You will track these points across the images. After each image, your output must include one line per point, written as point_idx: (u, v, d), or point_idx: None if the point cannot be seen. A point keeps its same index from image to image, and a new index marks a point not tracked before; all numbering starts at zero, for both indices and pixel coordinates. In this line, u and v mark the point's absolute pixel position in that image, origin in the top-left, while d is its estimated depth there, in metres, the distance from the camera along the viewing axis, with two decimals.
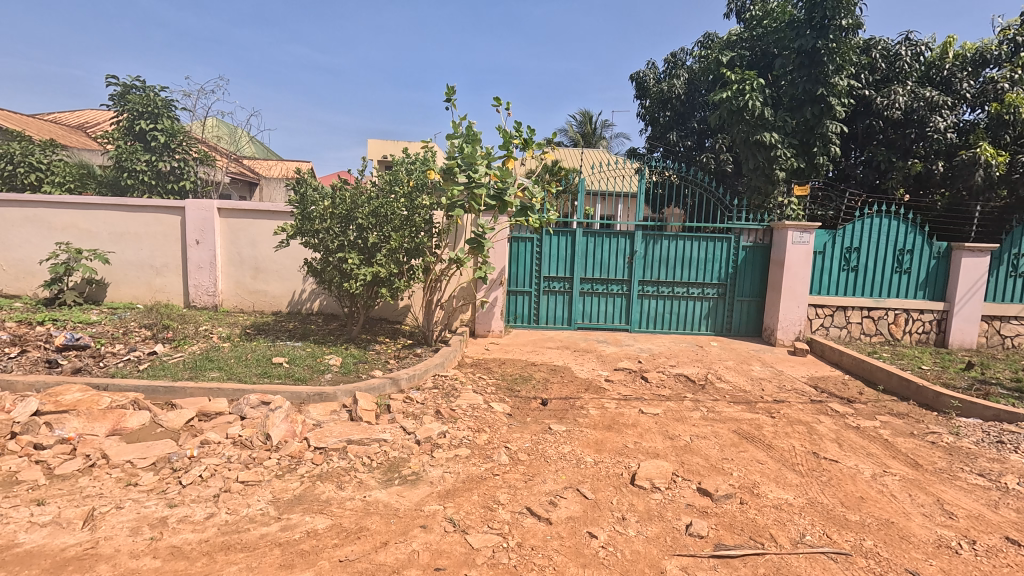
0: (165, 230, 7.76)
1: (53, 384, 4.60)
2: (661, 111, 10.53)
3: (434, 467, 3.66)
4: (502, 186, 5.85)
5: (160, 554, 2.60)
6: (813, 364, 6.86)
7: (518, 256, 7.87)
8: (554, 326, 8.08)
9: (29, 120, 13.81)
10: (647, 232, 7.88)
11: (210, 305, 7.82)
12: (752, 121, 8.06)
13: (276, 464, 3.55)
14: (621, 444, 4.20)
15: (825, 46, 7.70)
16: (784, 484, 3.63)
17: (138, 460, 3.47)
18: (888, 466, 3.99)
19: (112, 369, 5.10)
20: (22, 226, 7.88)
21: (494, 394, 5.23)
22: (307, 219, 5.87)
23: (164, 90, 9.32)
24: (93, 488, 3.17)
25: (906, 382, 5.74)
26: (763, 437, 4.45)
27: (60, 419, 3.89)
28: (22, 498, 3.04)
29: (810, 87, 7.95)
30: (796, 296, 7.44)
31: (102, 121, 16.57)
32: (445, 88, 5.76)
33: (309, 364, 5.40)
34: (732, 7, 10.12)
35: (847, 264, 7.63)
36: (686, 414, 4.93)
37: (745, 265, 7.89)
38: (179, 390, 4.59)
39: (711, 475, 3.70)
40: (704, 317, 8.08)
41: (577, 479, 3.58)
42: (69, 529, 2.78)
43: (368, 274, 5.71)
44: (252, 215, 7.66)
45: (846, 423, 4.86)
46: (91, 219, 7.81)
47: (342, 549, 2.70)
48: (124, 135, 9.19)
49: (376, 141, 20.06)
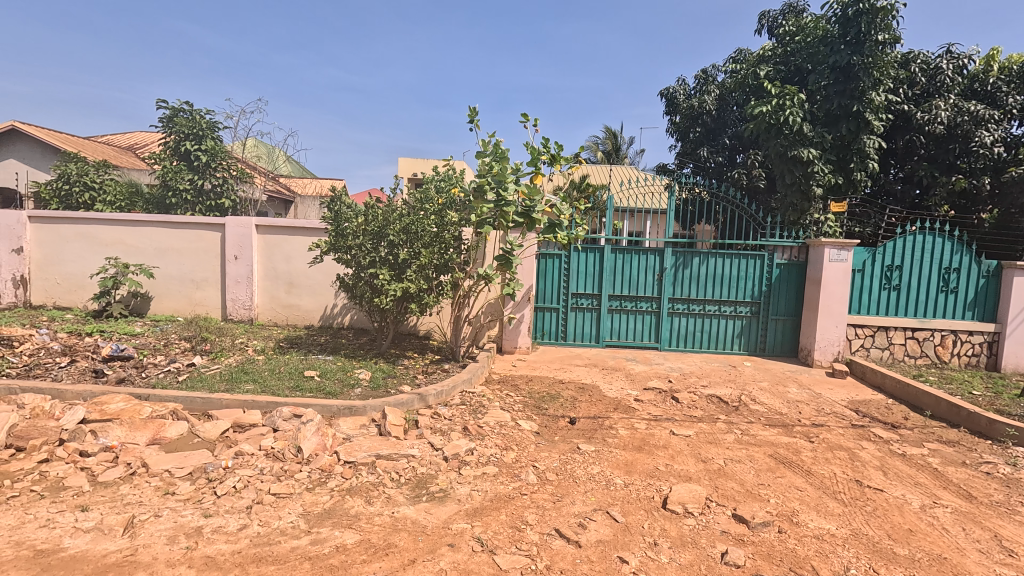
0: (206, 246, 8.07)
1: (99, 394, 4.79)
2: (691, 128, 10.48)
3: (462, 485, 3.65)
4: (530, 203, 5.84)
5: (195, 564, 2.65)
6: (852, 387, 6.57)
7: (545, 273, 7.86)
8: (582, 343, 8.00)
9: (83, 142, 14.65)
10: (678, 248, 7.78)
11: (246, 319, 8.05)
12: (791, 136, 7.82)
13: (307, 477, 3.59)
14: (652, 466, 4.10)
15: (860, 63, 7.56)
16: (826, 514, 3.46)
17: (176, 469, 3.57)
18: (938, 497, 3.77)
19: (154, 379, 5.31)
20: (73, 242, 8.32)
21: (522, 411, 5.20)
22: (341, 236, 6.04)
23: (210, 113, 9.85)
24: (133, 496, 3.27)
25: (956, 408, 5.42)
26: (802, 463, 4.27)
27: (104, 427, 4.02)
28: (68, 503, 3.16)
29: (846, 102, 7.78)
30: (833, 314, 7.20)
31: (151, 142, 17.51)
32: (469, 109, 5.87)
33: (340, 378, 5.49)
34: (763, 24, 10.10)
35: (888, 283, 7.34)
36: (719, 437, 4.78)
37: (779, 283, 7.70)
38: (216, 401, 4.71)
39: (747, 502, 3.56)
40: (737, 336, 7.88)
41: (607, 501, 3.51)
42: (110, 535, 2.86)
43: (399, 290, 5.81)
44: (287, 232, 7.90)
45: (891, 450, 4.63)
46: (136, 235, 8.20)
47: (371, 566, 2.70)
48: (171, 155, 9.74)
49: (407, 159, 20.74)
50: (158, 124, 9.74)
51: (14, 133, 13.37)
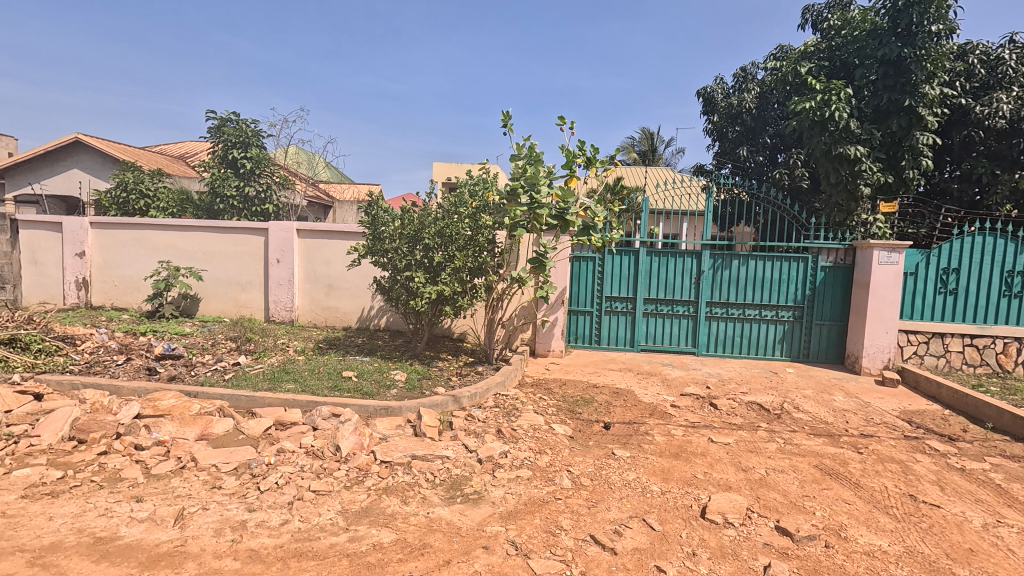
0: (251, 250, 8.39)
1: (152, 391, 5.04)
2: (730, 127, 10.22)
3: (496, 487, 3.65)
4: (564, 206, 5.84)
5: (240, 557, 2.74)
6: (904, 397, 6.23)
7: (579, 276, 7.81)
8: (616, 347, 7.90)
9: (139, 152, 15.50)
10: (716, 251, 7.58)
11: (287, 320, 8.31)
12: (837, 133, 7.48)
13: (345, 476, 3.67)
14: (689, 473, 4.00)
15: (912, 55, 7.22)
16: (877, 529, 3.29)
17: (222, 464, 3.71)
18: (1002, 515, 3.53)
19: (202, 378, 5.56)
20: (130, 246, 8.80)
21: (556, 415, 5.17)
22: (378, 239, 6.17)
23: (255, 122, 10.26)
24: (183, 489, 3.42)
25: (1021, 421, 5.06)
26: (850, 475, 4.08)
27: (157, 422, 4.23)
28: (124, 493, 3.34)
29: (896, 97, 7.44)
30: (883, 320, 6.85)
31: (200, 151, 18.38)
32: (503, 113, 5.90)
33: (377, 378, 5.59)
34: (807, 18, 9.77)
35: (944, 287, 6.95)
36: (761, 445, 4.62)
37: (824, 287, 7.40)
38: (259, 399, 4.88)
39: (791, 514, 3.43)
40: (779, 342, 7.62)
41: (643, 508, 3.44)
42: (162, 526, 3.00)
43: (433, 293, 5.88)
44: (327, 236, 8.13)
45: (949, 464, 4.37)
46: (187, 239, 8.60)
47: (406, 565, 2.73)
48: (219, 163, 10.18)
49: (441, 164, 21.05)
50: (208, 134, 10.21)
51: (78, 144, 14.27)
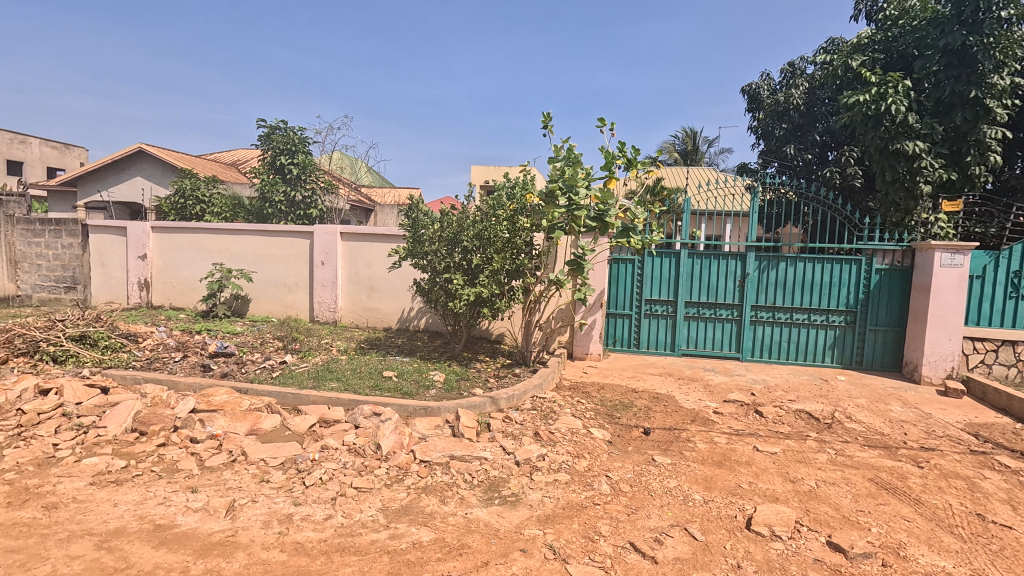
0: (297, 252, 8.71)
1: (206, 386, 5.30)
2: (776, 125, 9.85)
3: (533, 490, 3.64)
4: (604, 207, 5.81)
5: (286, 549, 2.84)
6: (970, 408, 5.83)
7: (618, 278, 7.71)
8: (656, 351, 7.74)
9: (195, 160, 16.38)
10: (761, 253, 7.31)
11: (331, 320, 8.57)
12: (893, 128, 7.09)
13: (385, 474, 3.75)
14: (733, 483, 3.87)
15: (979, 43, 6.84)
16: (941, 549, 3.09)
17: (270, 459, 3.85)
18: None
19: (251, 375, 5.80)
20: (187, 249, 9.29)
21: (594, 419, 5.11)
22: (419, 242, 6.30)
23: (302, 129, 10.64)
24: (234, 481, 3.57)
25: None
26: (909, 490, 3.85)
27: (211, 416, 4.44)
28: (181, 484, 3.52)
29: (960, 89, 7.00)
30: (946, 326, 6.43)
31: (251, 158, 19.24)
32: (542, 115, 5.90)
33: (416, 379, 5.69)
34: (860, 8, 9.29)
35: (1016, 291, 6.48)
36: (810, 456, 4.42)
37: (879, 290, 7.02)
38: (304, 397, 5.04)
39: (844, 529, 3.26)
40: (830, 348, 7.28)
41: (685, 517, 3.35)
42: (215, 516, 3.14)
43: (471, 294, 5.93)
44: (369, 239, 8.34)
45: (1021, 482, 4.05)
46: (238, 242, 9.00)
47: (445, 565, 2.76)
48: (268, 169, 10.64)
49: (479, 167, 21.24)
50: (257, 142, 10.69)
51: (141, 153, 15.21)
